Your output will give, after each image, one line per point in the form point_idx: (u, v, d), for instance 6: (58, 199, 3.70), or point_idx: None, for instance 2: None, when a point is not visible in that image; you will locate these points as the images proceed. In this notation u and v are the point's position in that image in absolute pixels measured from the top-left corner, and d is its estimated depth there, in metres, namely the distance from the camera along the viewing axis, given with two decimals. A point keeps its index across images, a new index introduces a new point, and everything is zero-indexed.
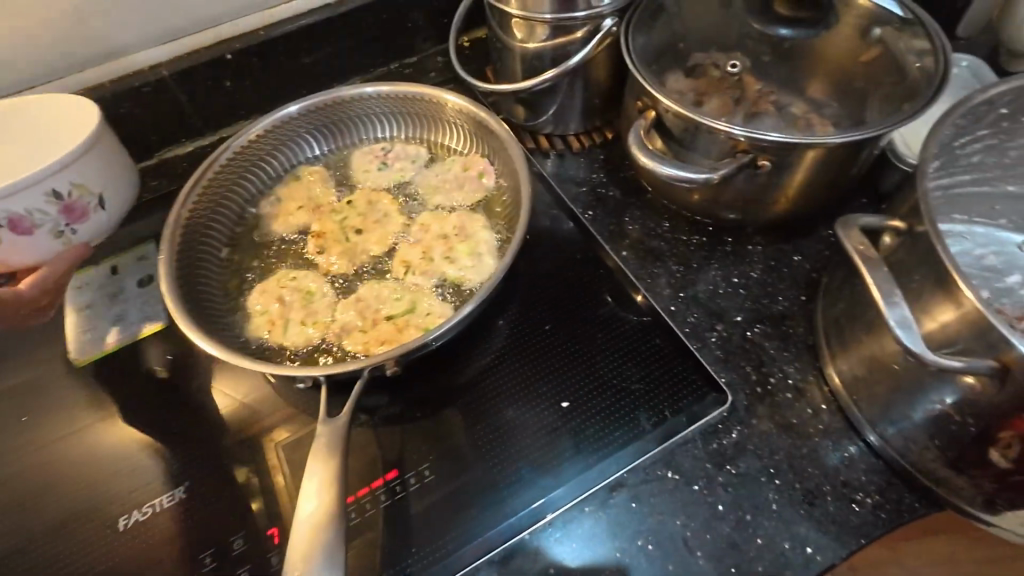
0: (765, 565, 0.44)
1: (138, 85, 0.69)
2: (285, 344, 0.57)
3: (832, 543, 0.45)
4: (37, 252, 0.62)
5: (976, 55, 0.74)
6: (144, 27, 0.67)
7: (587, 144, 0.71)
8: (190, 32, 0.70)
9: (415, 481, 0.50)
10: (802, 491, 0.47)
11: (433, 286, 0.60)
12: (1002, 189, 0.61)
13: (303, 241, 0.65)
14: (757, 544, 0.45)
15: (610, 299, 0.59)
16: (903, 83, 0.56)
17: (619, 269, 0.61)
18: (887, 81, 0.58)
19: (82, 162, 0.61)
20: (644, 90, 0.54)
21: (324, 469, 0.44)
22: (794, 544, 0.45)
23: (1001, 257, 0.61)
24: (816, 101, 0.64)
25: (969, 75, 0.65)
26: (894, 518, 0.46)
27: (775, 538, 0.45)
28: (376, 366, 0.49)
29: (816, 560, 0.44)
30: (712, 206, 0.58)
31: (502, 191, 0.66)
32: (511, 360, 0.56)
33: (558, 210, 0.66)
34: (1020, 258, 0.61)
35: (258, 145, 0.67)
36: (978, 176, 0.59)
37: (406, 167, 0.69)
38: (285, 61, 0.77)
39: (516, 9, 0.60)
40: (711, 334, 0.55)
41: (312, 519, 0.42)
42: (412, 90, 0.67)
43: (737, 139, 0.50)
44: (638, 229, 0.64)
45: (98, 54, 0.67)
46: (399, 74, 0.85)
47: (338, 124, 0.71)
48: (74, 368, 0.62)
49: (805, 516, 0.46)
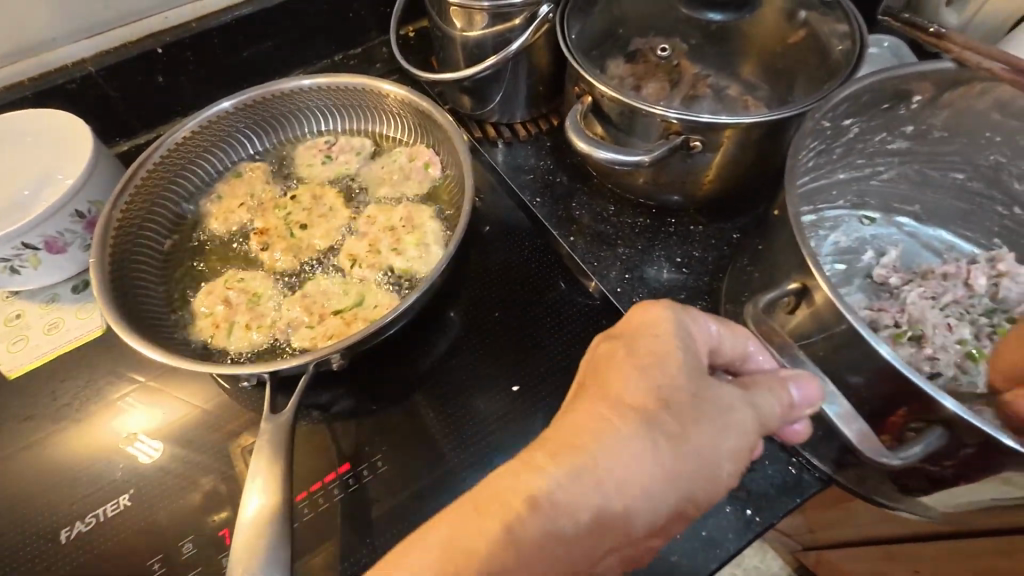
0: (709, 529, 0.47)
1: (62, 83, 0.66)
2: (228, 347, 0.56)
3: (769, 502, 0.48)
4: (70, 266, 0.62)
5: (899, 38, 0.79)
6: (65, 21, 0.64)
7: (534, 132, 0.72)
8: (114, 25, 0.67)
9: (368, 473, 0.50)
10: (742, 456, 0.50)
11: (382, 279, 0.61)
12: (835, 177, 0.68)
13: (247, 239, 0.64)
14: (701, 510, 0.48)
15: (561, 284, 0.61)
16: (827, 66, 0.58)
17: (568, 254, 0.62)
18: (812, 63, 0.61)
19: (96, 180, 0.60)
20: (581, 76, 0.55)
21: (268, 469, 0.43)
22: (735, 507, 0.48)
23: (851, 238, 0.70)
24: (747, 84, 0.69)
25: (890, 55, 0.69)
26: (827, 477, 0.49)
27: (718, 503, 0.48)
28: (321, 360, 0.49)
29: (756, 521, 0.47)
30: (654, 188, 0.60)
31: (449, 179, 0.66)
32: (463, 350, 0.57)
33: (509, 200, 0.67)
34: (863, 232, 0.71)
35: (194, 142, 0.64)
36: (824, 172, 0.65)
37: (350, 160, 0.69)
38: (222, 54, 0.75)
39: None
40: None
41: (256, 517, 0.41)
42: (350, 82, 0.66)
43: (670, 122, 0.51)
44: (586, 215, 0.64)
45: (13, 50, 0.63)
46: (343, 66, 0.83)
47: (276, 119, 0.69)
48: (5, 380, 0.59)
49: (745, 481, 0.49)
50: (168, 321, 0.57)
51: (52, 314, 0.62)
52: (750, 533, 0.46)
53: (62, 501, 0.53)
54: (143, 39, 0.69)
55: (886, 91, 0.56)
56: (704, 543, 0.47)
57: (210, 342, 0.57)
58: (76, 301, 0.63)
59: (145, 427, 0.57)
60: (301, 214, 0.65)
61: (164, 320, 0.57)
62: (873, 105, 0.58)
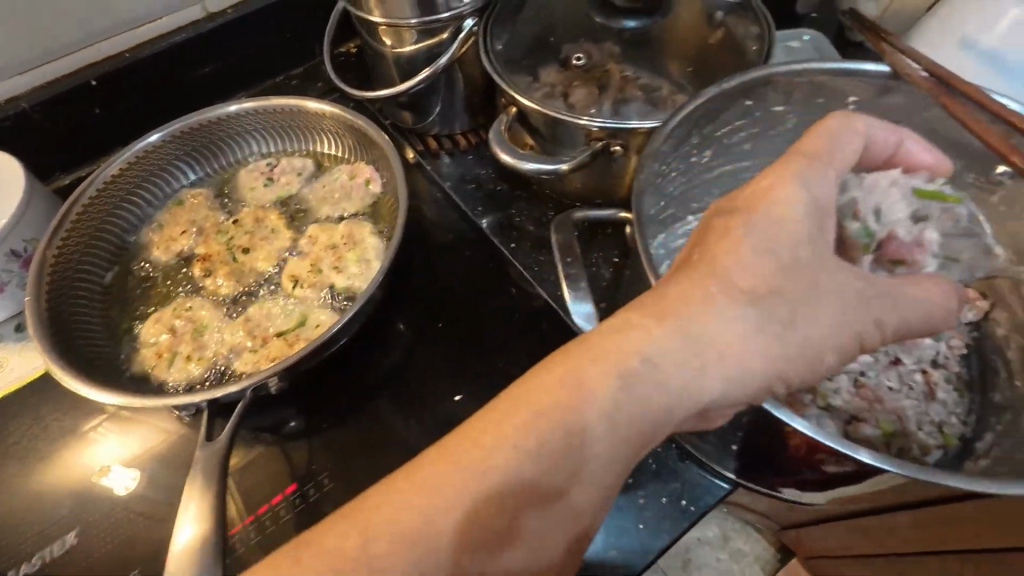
0: (646, 520, 0.50)
1: None
2: (170, 378, 0.57)
3: (702, 488, 0.52)
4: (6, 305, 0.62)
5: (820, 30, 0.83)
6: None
7: (473, 142, 0.74)
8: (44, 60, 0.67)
9: (314, 491, 0.53)
10: (677, 449, 0.53)
11: (324, 298, 0.62)
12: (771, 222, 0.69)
13: (190, 266, 0.65)
14: (639, 503, 0.51)
15: (512, 290, 0.64)
16: (742, 64, 0.62)
17: (507, 260, 0.64)
18: (730, 61, 0.64)
19: (29, 219, 0.60)
20: (505, 88, 0.57)
21: (192, 515, 0.44)
22: (669, 498, 0.51)
23: None
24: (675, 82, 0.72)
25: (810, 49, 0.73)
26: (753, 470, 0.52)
27: (654, 495, 0.51)
28: (260, 383, 0.50)
29: (690, 510, 0.51)
30: (584, 192, 0.63)
31: (388, 195, 0.67)
32: (411, 362, 0.59)
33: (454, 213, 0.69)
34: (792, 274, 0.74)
35: (129, 174, 0.65)
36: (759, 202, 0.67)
37: (291, 180, 0.70)
38: (158, 82, 0.75)
39: (379, 17, 0.61)
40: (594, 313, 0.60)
41: (189, 544, 0.43)
42: (282, 104, 0.67)
43: (590, 129, 0.54)
44: (526, 220, 0.67)
45: None
46: (285, 86, 0.84)
47: (206, 147, 0.70)
48: None
49: (678, 471, 0.52)
50: (112, 353, 0.58)
51: None
52: (684, 521, 0.50)
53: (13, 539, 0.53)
54: (76, 73, 0.69)
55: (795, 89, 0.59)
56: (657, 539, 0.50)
57: (153, 372, 0.57)
58: (16, 339, 0.63)
59: (106, 460, 0.57)
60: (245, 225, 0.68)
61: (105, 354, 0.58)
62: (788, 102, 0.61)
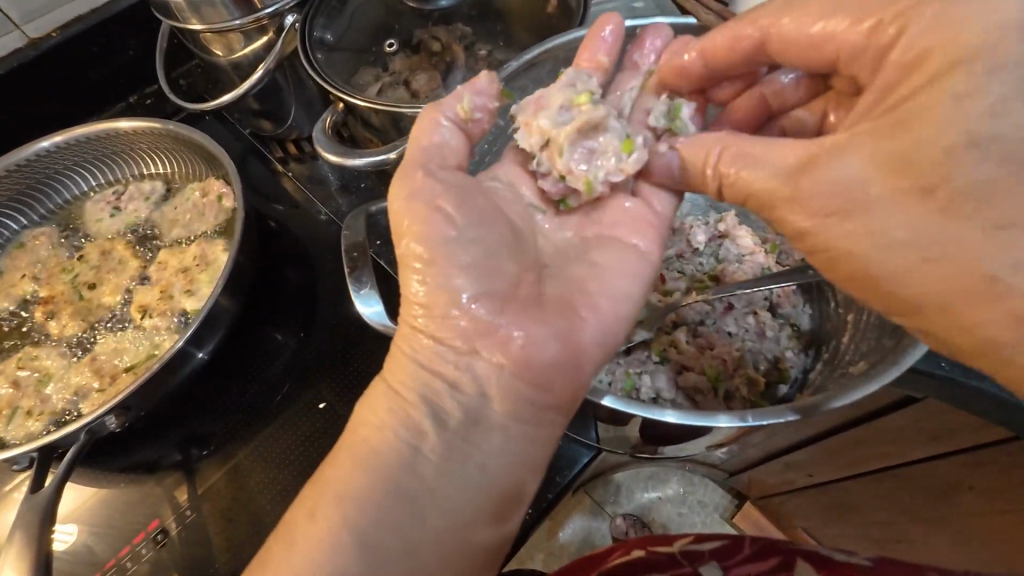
0: (325, 409, 0.54)
1: (23, 91, 0.67)
2: (6, 436, 0.50)
3: (134, 485, 0.52)
4: None
5: (119, 6, 0.68)
6: (9, 8, 0.63)
7: (8, 233, 0.63)
8: (12, 41, 0.65)
9: (130, 349, 0.54)
10: (26, 325, 0.58)
11: (140, 281, 0.59)
12: (75, 184, 0.65)
13: (32, 314, 0.59)
14: (238, 398, 0.55)
15: (81, 347, 0.56)
16: (413, 95, 0.60)
17: (8, 252, 0.62)
18: (306, 84, 0.62)
19: None
20: (203, 44, 0.56)
21: (21, 562, 0.39)
22: (192, 304, 0.56)
23: (351, 193, 0.64)
24: (316, 112, 0.65)
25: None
26: (134, 449, 0.53)
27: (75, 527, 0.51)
28: (30, 388, 0.53)
29: (108, 427, 0.48)
30: (281, 127, 0.65)
31: (15, 277, 0.61)
32: (54, 218, 0.65)
33: (162, 179, 0.66)
34: None
35: (6, 186, 0.60)
36: (15, 168, 0.59)
37: (139, 208, 0.63)
38: (23, 97, 0.68)
39: (199, 26, 0.53)
40: (59, 297, 0.59)
41: None
42: (81, 132, 0.59)
43: (39, 149, 0.59)
44: (23, 277, 0.60)
45: (32, 124, 0.69)
46: (142, 107, 0.74)
47: (32, 190, 0.63)
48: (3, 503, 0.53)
49: (107, 535, 0.50)
50: None
51: (20, 269, 0.61)
52: (284, 424, 0.54)
53: (255, 535, 0.49)
54: (12, 54, 0.66)
55: (386, 21, 0.63)
56: (962, 355, 0.38)
57: None
58: (9, 276, 0.61)
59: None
60: (210, 211, 0.61)
61: (144, 365, 0.52)
62: (392, 32, 0.64)
